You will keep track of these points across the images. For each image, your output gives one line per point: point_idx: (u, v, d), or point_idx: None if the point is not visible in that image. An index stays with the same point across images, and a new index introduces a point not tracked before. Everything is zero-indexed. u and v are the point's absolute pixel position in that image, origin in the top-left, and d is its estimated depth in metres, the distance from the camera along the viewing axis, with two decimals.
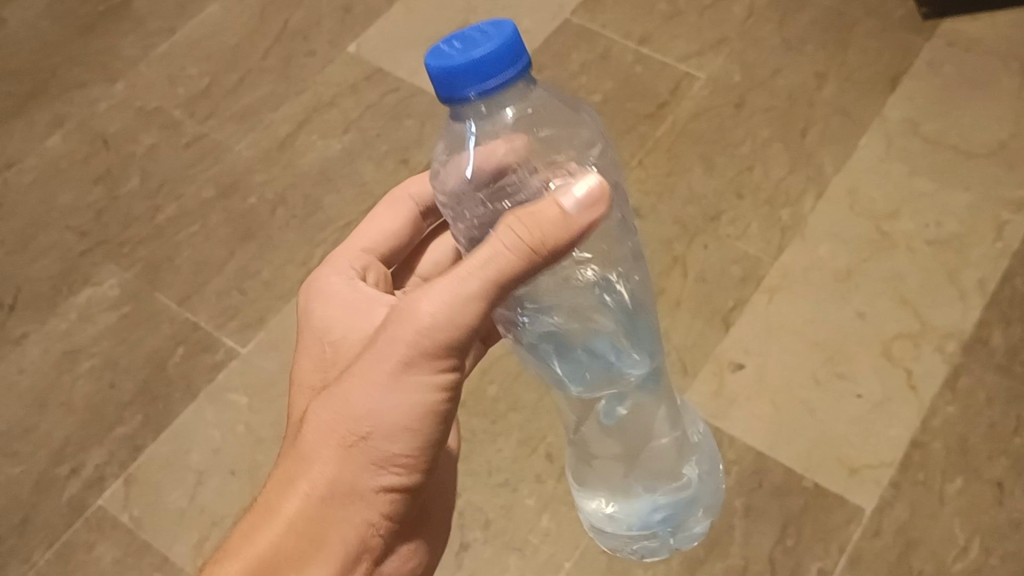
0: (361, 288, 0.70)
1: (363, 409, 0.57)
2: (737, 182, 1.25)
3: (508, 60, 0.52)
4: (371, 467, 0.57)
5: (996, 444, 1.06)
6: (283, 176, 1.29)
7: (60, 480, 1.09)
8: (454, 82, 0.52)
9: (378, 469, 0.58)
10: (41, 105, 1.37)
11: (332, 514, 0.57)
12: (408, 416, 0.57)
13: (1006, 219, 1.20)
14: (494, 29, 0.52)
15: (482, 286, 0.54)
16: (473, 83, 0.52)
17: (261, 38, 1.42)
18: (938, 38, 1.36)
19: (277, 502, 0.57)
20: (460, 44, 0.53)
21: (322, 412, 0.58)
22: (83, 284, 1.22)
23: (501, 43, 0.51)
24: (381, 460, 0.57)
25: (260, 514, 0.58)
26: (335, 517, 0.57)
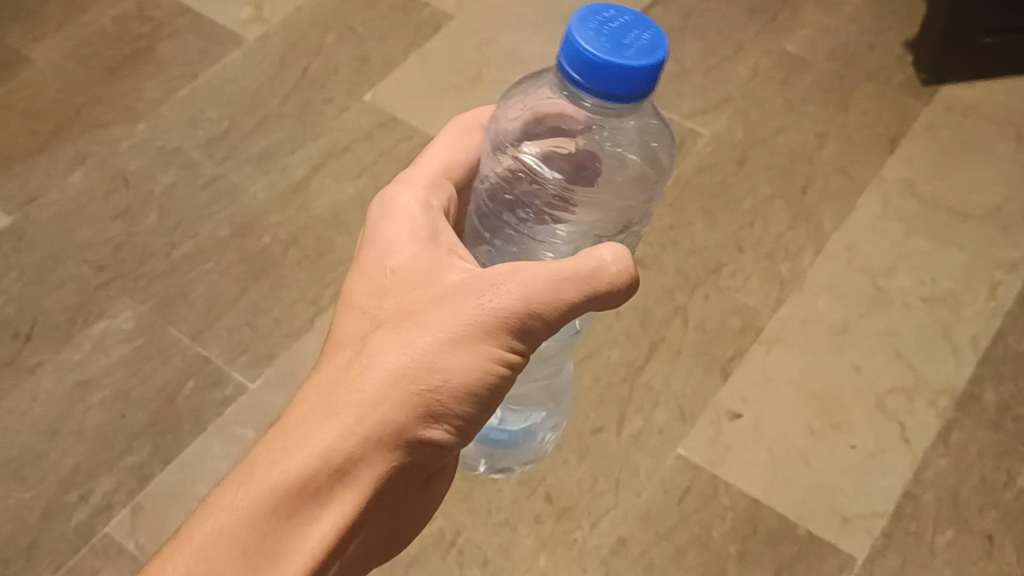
0: (440, 220, 0.65)
1: (404, 340, 0.58)
2: (739, 236, 1.28)
3: (644, 83, 0.53)
4: (421, 417, 0.58)
5: (986, 498, 1.08)
6: (296, 218, 1.33)
7: (68, 507, 1.12)
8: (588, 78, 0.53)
9: (427, 421, 0.58)
10: (65, 143, 1.41)
11: (370, 452, 0.57)
12: (466, 377, 0.58)
13: (999, 279, 1.24)
14: (647, 46, 0.54)
15: (576, 296, 0.59)
16: (600, 86, 0.53)
17: (280, 85, 1.47)
18: (936, 103, 1.40)
19: (314, 430, 0.57)
20: (605, 33, 0.54)
21: (388, 349, 0.58)
22: (98, 317, 1.25)
23: (647, 67, 0.53)
24: (433, 412, 0.58)
25: (291, 441, 0.57)
26: (371, 457, 0.57)
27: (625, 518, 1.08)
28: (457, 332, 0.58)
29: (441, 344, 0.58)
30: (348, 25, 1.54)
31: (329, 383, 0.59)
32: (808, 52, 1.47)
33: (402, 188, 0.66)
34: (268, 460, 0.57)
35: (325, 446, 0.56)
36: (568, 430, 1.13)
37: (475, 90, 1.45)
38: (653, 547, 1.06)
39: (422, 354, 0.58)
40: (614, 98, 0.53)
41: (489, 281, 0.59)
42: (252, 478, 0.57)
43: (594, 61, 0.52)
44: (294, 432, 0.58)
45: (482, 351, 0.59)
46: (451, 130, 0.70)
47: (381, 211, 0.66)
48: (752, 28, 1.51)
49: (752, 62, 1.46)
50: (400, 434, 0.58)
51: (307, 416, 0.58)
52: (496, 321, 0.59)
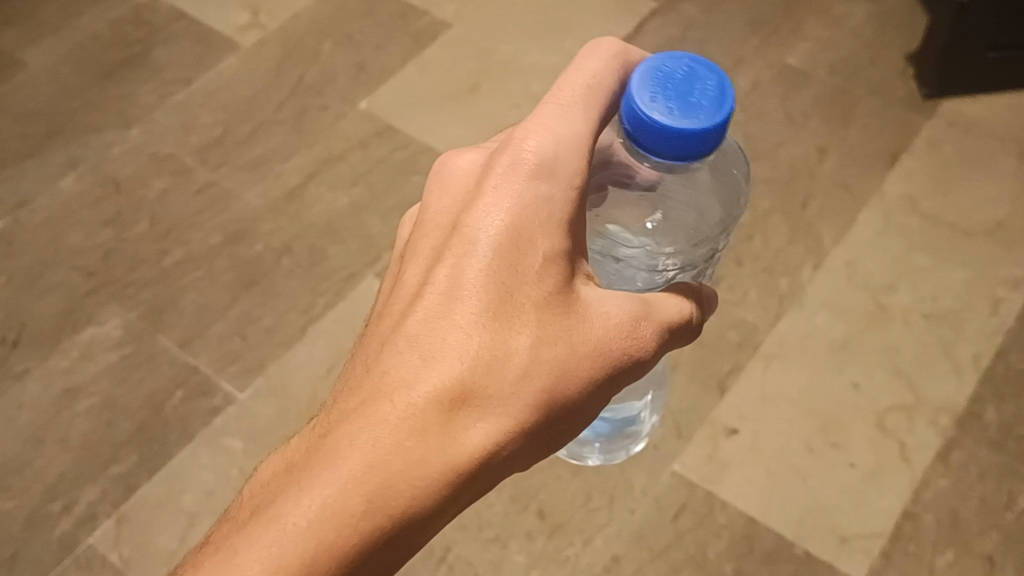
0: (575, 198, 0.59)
1: (559, 361, 0.56)
2: (738, 250, 1.27)
3: (714, 134, 0.56)
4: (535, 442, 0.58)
5: (987, 519, 1.06)
6: (289, 226, 1.31)
7: (52, 517, 1.10)
8: (656, 143, 0.55)
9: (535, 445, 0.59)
10: (56, 148, 1.39)
11: (490, 473, 0.57)
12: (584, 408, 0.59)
13: (1001, 297, 1.22)
14: (712, 98, 0.56)
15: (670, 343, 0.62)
16: (672, 150, 0.55)
17: (275, 92, 1.45)
18: (938, 118, 1.39)
19: (457, 447, 0.55)
20: (670, 95, 0.56)
21: (538, 369, 0.56)
22: (86, 324, 1.23)
23: (716, 123, 0.55)
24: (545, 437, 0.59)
25: (432, 454, 0.54)
26: (489, 478, 0.57)
27: (619, 535, 1.06)
28: (597, 373, 0.58)
29: (580, 385, 0.57)
30: (345, 33, 1.52)
31: (468, 387, 0.55)
32: (810, 66, 1.46)
33: (544, 134, 0.57)
34: (394, 476, 0.53)
35: (465, 468, 0.55)
36: None
37: (472, 99, 1.43)
38: (647, 566, 1.04)
39: (573, 381, 0.57)
40: (684, 158, 0.56)
41: (627, 325, 0.58)
42: (381, 495, 0.53)
43: (659, 128, 0.55)
44: (428, 450, 0.54)
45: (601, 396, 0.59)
46: (596, 67, 0.60)
47: (518, 163, 0.57)
48: (753, 40, 1.49)
49: (753, 75, 1.45)
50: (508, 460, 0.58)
51: (442, 423, 0.55)
52: (622, 368, 0.59)
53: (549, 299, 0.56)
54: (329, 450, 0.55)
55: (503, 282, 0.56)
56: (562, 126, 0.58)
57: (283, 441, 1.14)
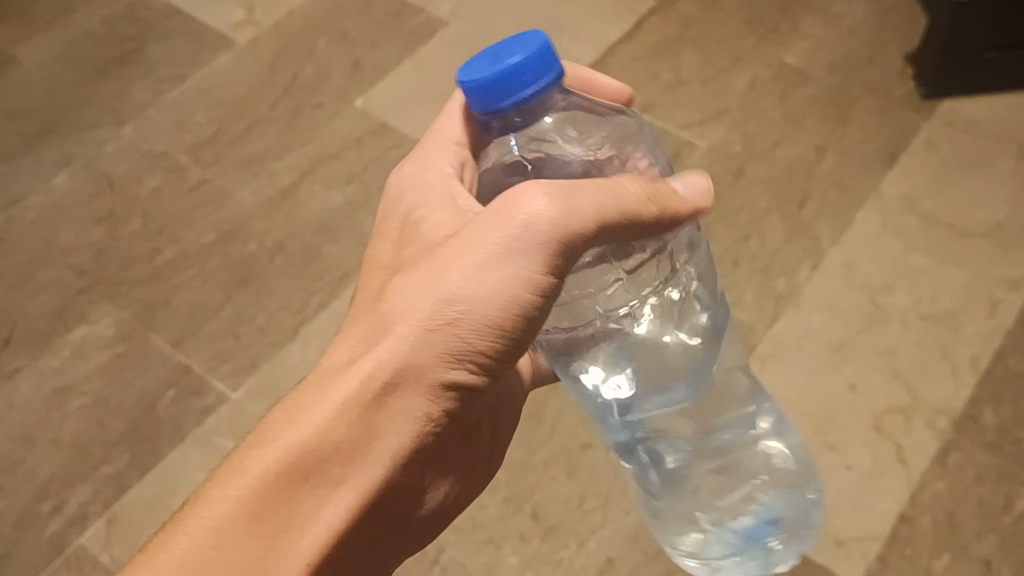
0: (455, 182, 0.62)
1: (432, 274, 0.53)
2: (734, 251, 1.26)
3: (537, 65, 0.54)
4: (445, 358, 0.53)
5: (984, 522, 1.06)
6: (283, 225, 1.30)
7: (42, 517, 1.09)
8: (486, 96, 0.54)
9: (453, 363, 0.54)
10: (49, 145, 1.39)
11: (393, 403, 0.53)
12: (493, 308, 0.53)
13: (999, 298, 1.21)
14: (526, 42, 0.55)
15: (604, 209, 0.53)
16: (504, 95, 0.54)
17: (270, 90, 1.44)
18: (937, 118, 1.38)
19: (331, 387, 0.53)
20: (486, 59, 0.55)
21: (410, 291, 0.54)
22: (78, 322, 1.22)
23: (530, 52, 0.54)
24: (456, 352, 0.54)
25: (307, 400, 0.54)
26: (394, 408, 0.53)
27: (614, 536, 1.05)
28: (475, 260, 0.52)
29: (462, 283, 0.53)
30: (341, 30, 1.51)
31: (352, 338, 0.55)
32: (808, 65, 1.45)
33: (414, 167, 0.65)
34: (279, 422, 0.53)
35: (338, 400, 0.53)
36: (557, 448, 1.11)
37: None
38: (641, 569, 1.03)
39: (449, 282, 0.53)
40: (522, 98, 0.54)
41: (512, 193, 0.52)
42: (265, 439, 0.53)
43: (478, 82, 0.54)
44: (313, 392, 0.54)
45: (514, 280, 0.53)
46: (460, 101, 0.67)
47: (405, 189, 0.64)
48: (751, 39, 1.48)
49: (751, 74, 1.44)
50: (421, 379, 0.53)
51: (326, 375, 0.55)
52: (521, 247, 0.52)
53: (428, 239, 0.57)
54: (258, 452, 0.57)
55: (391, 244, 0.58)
56: (434, 149, 0.64)
57: None
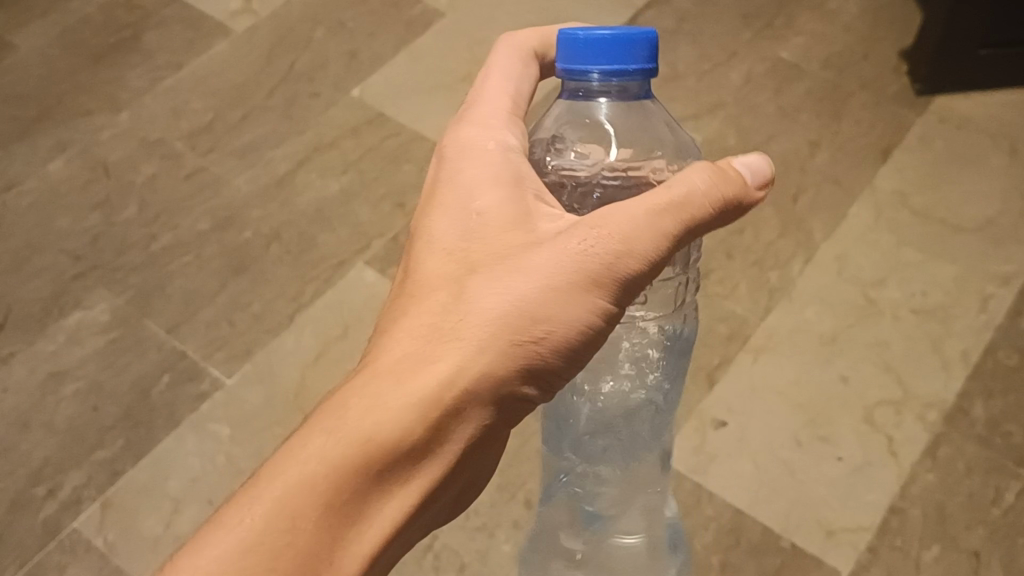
0: (521, 161, 0.58)
1: (499, 290, 0.52)
2: (728, 243, 1.26)
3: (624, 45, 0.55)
4: (520, 372, 0.52)
5: (973, 514, 1.07)
6: (279, 213, 1.30)
7: (36, 501, 1.09)
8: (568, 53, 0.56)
9: (525, 377, 0.52)
10: (46, 130, 1.38)
11: (465, 415, 0.52)
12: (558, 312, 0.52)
13: (990, 293, 1.22)
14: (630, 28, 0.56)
15: (673, 226, 0.53)
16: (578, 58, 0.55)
17: (267, 78, 1.44)
18: (930, 114, 1.39)
19: (409, 378, 0.51)
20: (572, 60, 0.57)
21: (482, 297, 0.52)
22: (73, 308, 1.23)
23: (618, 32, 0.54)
24: (531, 369, 0.52)
25: (374, 395, 0.51)
26: (467, 418, 0.52)
27: None
28: (574, 282, 0.52)
29: (542, 308, 0.52)
30: (338, 20, 1.52)
31: (407, 314, 0.54)
32: (802, 60, 1.45)
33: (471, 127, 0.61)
34: (349, 420, 0.50)
35: (414, 393, 0.50)
36: None
37: (464, 88, 1.43)
38: None
39: (524, 302, 0.52)
40: (612, 70, 0.55)
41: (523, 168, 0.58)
42: (337, 429, 0.50)
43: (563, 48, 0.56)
44: (375, 390, 0.51)
45: (568, 306, 0.52)
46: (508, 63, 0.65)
47: (456, 149, 0.60)
48: (746, 34, 1.49)
49: (746, 68, 1.45)
50: (493, 396, 0.52)
51: (392, 363, 0.52)
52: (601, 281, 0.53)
53: (497, 237, 0.55)
54: (286, 449, 0.50)
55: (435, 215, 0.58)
56: (489, 115, 0.61)
57: (270, 428, 1.13)
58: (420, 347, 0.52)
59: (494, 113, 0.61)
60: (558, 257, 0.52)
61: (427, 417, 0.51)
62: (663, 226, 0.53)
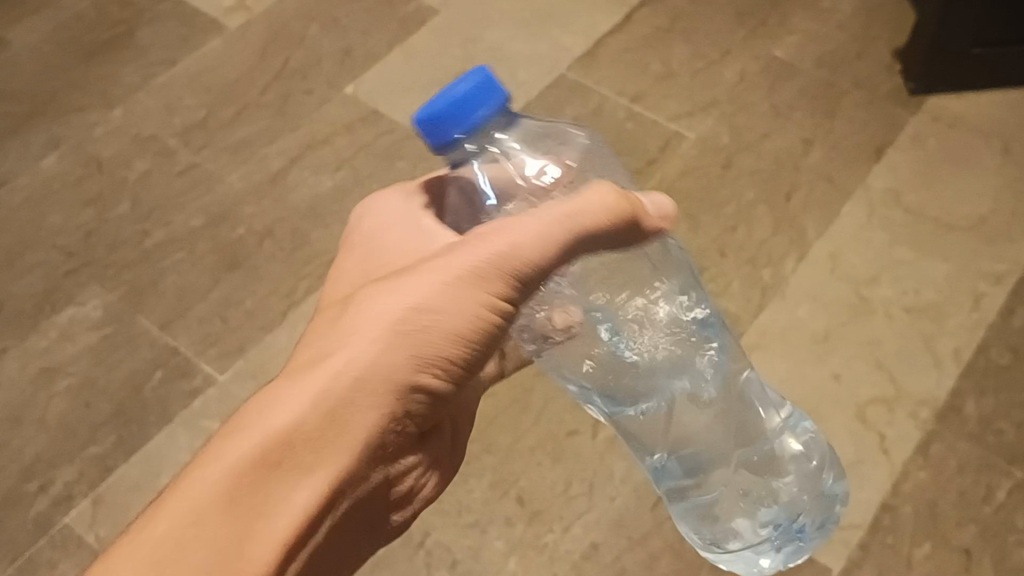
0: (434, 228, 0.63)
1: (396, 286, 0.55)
2: (721, 241, 1.26)
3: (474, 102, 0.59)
4: (415, 365, 0.55)
5: (964, 512, 1.07)
6: (272, 210, 1.30)
7: (27, 497, 1.09)
8: (442, 128, 0.58)
9: (420, 367, 0.55)
10: (39, 127, 1.38)
11: (360, 404, 0.53)
12: (456, 306, 0.55)
13: (982, 291, 1.22)
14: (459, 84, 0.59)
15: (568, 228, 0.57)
16: (454, 131, 0.59)
17: (260, 75, 1.44)
18: (923, 113, 1.39)
19: (310, 372, 0.54)
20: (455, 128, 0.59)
21: (378, 299, 0.55)
22: (65, 304, 1.22)
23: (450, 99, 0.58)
24: (428, 360, 0.55)
25: (271, 395, 0.54)
26: (362, 409, 0.54)
27: (598, 523, 1.06)
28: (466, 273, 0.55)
29: (435, 303, 0.55)
30: (332, 17, 1.51)
31: (316, 328, 0.57)
32: (796, 59, 1.45)
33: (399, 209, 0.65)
34: (256, 416, 0.53)
35: (316, 387, 0.53)
36: (543, 433, 1.12)
37: None
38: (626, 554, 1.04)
39: (419, 298, 0.55)
40: (470, 128, 0.59)
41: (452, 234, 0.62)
42: (240, 427, 0.53)
43: (430, 123, 0.58)
44: (294, 388, 0.53)
45: (461, 295, 0.55)
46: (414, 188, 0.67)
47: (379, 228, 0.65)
48: (740, 32, 1.49)
49: (740, 66, 1.45)
50: (388, 387, 0.54)
51: (300, 364, 0.55)
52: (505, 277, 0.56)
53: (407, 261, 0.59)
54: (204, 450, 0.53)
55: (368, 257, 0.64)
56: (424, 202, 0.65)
57: None
58: (323, 349, 0.55)
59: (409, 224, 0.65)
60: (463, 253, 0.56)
61: (348, 416, 0.53)
62: (552, 232, 0.56)
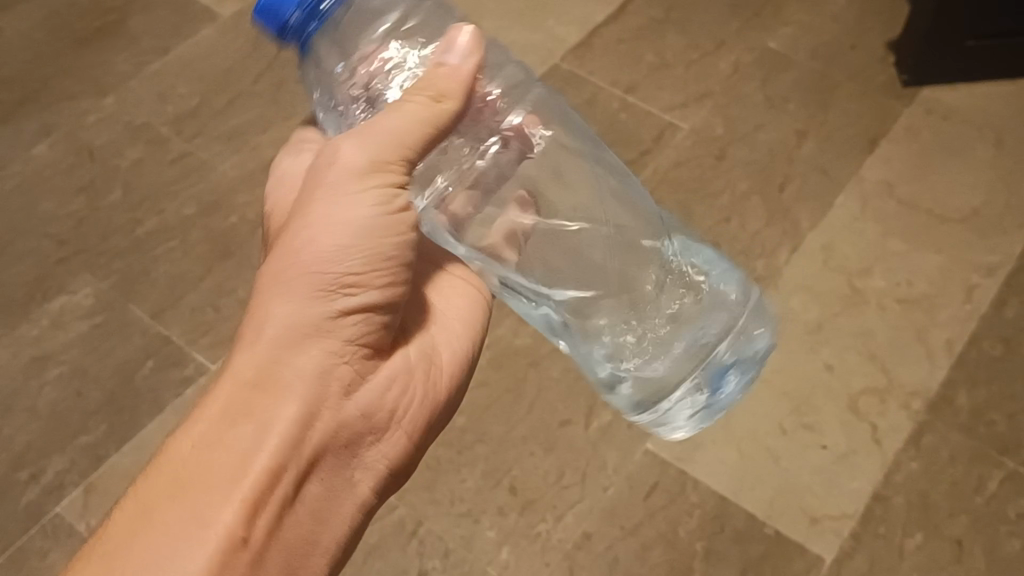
0: None
1: (290, 239, 0.59)
2: (715, 232, 1.26)
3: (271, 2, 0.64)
4: (327, 294, 0.58)
5: (956, 503, 1.07)
6: (264, 198, 1.30)
7: (18, 486, 1.08)
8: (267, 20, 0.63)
9: (333, 292, 0.59)
10: (30, 114, 1.37)
11: (287, 351, 0.58)
12: (340, 230, 0.59)
13: (975, 283, 1.22)
14: None
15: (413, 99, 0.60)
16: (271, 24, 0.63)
17: (253, 64, 1.44)
18: (916, 105, 1.39)
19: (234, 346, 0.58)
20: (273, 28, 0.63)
21: (275, 256, 0.60)
22: (56, 293, 1.22)
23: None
24: (336, 288, 0.59)
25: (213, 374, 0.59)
26: (293, 353, 0.58)
27: (591, 512, 1.06)
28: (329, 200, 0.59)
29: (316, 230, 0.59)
30: None
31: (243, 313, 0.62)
32: (790, 50, 1.45)
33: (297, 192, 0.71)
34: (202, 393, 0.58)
35: (237, 361, 0.58)
36: (536, 424, 1.12)
37: None
38: (618, 544, 1.04)
39: (306, 240, 0.59)
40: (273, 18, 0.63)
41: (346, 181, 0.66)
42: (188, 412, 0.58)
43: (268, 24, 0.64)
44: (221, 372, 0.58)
45: (336, 205, 0.59)
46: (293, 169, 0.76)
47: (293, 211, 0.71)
48: (735, 24, 1.49)
49: (734, 58, 1.45)
50: (312, 324, 0.58)
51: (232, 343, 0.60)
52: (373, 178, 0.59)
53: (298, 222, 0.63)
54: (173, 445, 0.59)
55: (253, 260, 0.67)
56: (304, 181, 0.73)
57: None
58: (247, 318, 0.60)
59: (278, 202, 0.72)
60: (319, 188, 0.59)
61: (263, 357, 0.57)
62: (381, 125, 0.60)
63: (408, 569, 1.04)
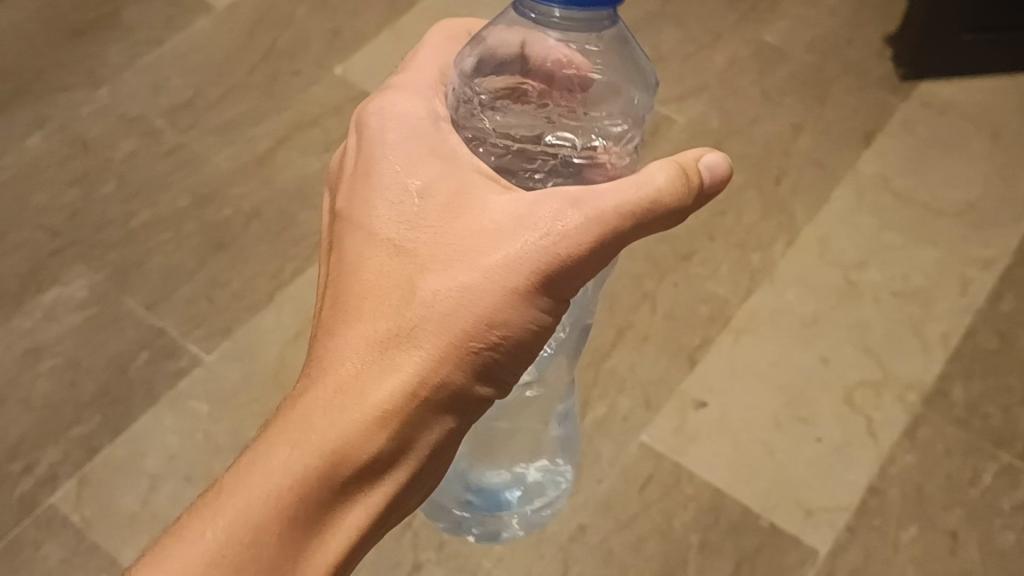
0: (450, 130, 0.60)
1: (457, 296, 0.55)
2: (711, 225, 1.26)
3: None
4: (478, 374, 0.57)
5: (951, 495, 1.07)
6: (259, 191, 1.29)
7: (12, 477, 1.08)
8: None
9: (485, 379, 0.58)
10: (23, 106, 1.37)
11: (426, 422, 0.57)
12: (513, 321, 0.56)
13: (971, 277, 1.22)
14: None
15: (631, 212, 0.55)
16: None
17: (248, 56, 1.43)
18: (913, 99, 1.39)
19: (366, 389, 0.56)
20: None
21: (438, 297, 0.56)
22: (50, 284, 1.21)
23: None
24: (487, 370, 0.58)
25: (334, 406, 0.56)
26: (429, 426, 0.58)
27: (586, 503, 1.06)
28: (515, 286, 0.55)
29: (493, 312, 0.55)
30: None
31: (366, 321, 0.57)
32: (787, 44, 1.45)
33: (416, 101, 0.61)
34: (320, 435, 0.56)
35: (374, 401, 0.56)
36: None
37: None
38: (613, 536, 1.04)
39: (482, 313, 0.55)
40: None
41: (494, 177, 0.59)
42: (301, 442, 0.56)
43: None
44: (350, 423, 0.56)
45: (520, 304, 0.56)
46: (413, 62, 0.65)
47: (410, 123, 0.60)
48: (731, 17, 1.49)
49: (730, 51, 1.44)
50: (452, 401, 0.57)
51: (354, 371, 0.57)
52: (550, 283, 0.56)
53: (449, 230, 0.56)
54: (259, 453, 0.57)
55: (371, 183, 0.59)
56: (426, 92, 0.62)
57: (250, 405, 1.13)
58: (387, 344, 0.56)
59: (408, 89, 0.63)
60: (508, 263, 0.55)
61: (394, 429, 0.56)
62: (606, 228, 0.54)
63: (402, 561, 1.03)
